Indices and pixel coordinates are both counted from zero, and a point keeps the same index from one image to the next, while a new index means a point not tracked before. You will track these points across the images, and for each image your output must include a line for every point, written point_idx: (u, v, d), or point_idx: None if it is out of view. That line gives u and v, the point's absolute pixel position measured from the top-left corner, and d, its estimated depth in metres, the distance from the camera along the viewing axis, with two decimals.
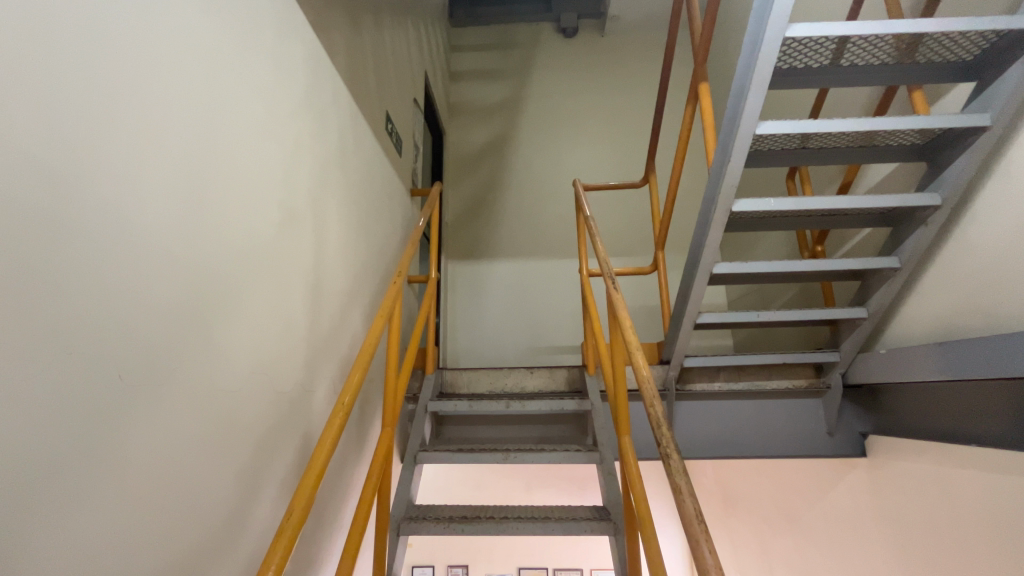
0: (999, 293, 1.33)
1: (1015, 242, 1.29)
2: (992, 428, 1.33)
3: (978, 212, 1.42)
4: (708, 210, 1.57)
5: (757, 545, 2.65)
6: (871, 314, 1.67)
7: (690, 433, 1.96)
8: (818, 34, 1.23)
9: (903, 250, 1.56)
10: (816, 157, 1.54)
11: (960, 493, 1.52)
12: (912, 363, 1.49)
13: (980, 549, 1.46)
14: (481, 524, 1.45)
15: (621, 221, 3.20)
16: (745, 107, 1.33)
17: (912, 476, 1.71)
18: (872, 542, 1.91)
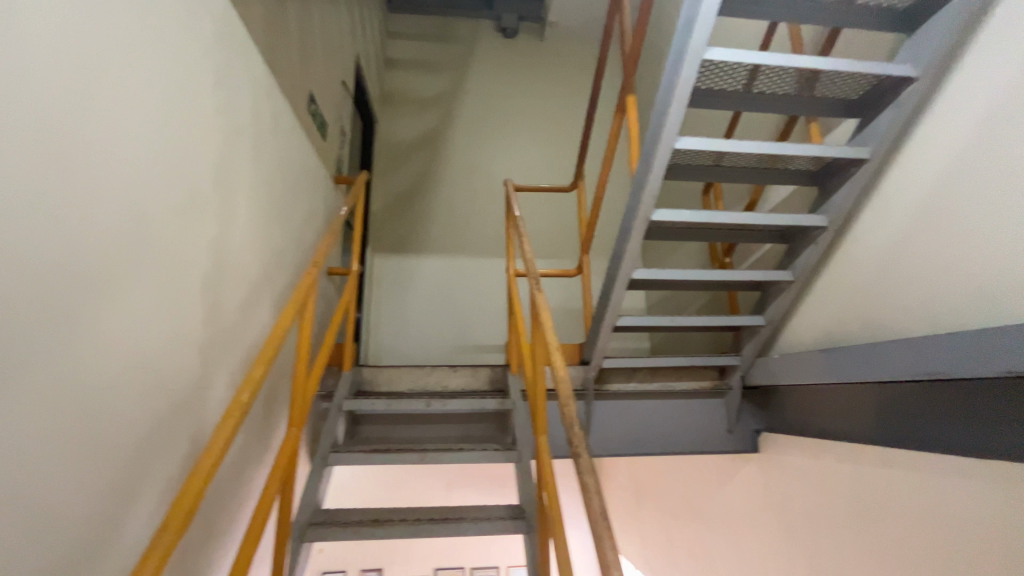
0: (871, 307, 1.51)
1: (886, 263, 1.47)
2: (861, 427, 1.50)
3: (856, 235, 1.60)
4: (628, 217, 1.63)
5: (663, 538, 2.81)
6: (768, 322, 1.83)
7: (606, 432, 2.02)
8: (731, 59, 1.32)
9: (796, 265, 1.71)
10: (728, 174, 1.65)
11: (832, 484, 1.71)
12: (801, 367, 1.65)
13: (845, 532, 1.64)
14: (392, 528, 1.40)
15: (550, 224, 3.26)
16: (666, 122, 1.39)
17: (795, 470, 1.88)
18: (760, 531, 2.08)
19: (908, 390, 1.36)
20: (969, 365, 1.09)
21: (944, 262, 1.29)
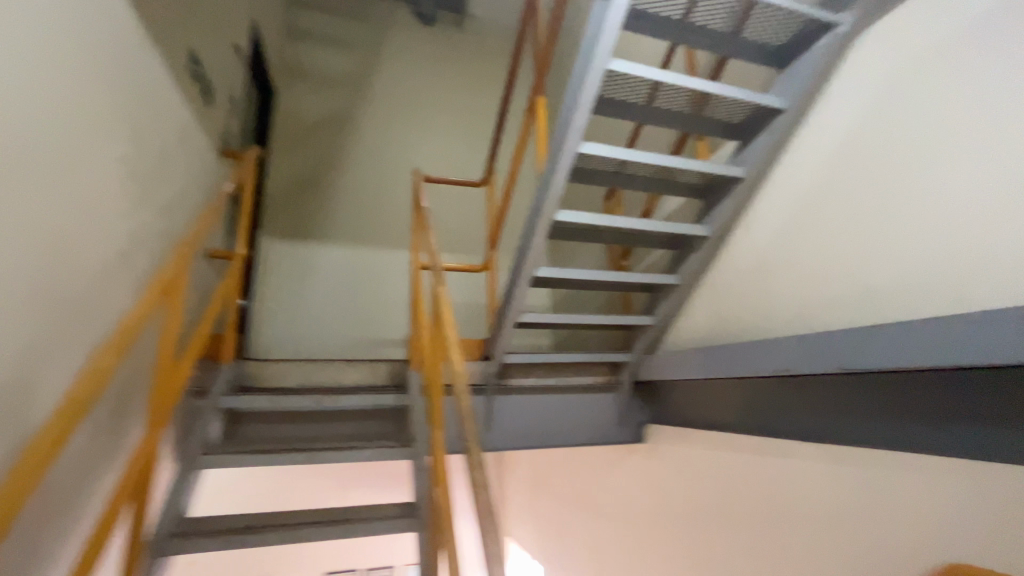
0: (742, 311, 1.70)
1: (756, 272, 1.66)
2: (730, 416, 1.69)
3: (732, 246, 1.78)
4: (534, 215, 1.66)
5: (557, 526, 2.93)
6: (657, 322, 1.97)
7: (506, 426, 2.05)
8: (633, 72, 1.39)
9: (683, 270, 1.86)
10: (628, 182, 1.75)
11: (702, 469, 1.89)
12: (683, 363, 1.81)
13: (711, 511, 1.83)
14: (271, 534, 1.29)
15: (460, 218, 3.24)
16: (572, 125, 1.44)
17: (673, 458, 2.06)
18: (642, 515, 2.25)
19: (771, 382, 1.54)
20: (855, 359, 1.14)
21: (803, 276, 1.49)
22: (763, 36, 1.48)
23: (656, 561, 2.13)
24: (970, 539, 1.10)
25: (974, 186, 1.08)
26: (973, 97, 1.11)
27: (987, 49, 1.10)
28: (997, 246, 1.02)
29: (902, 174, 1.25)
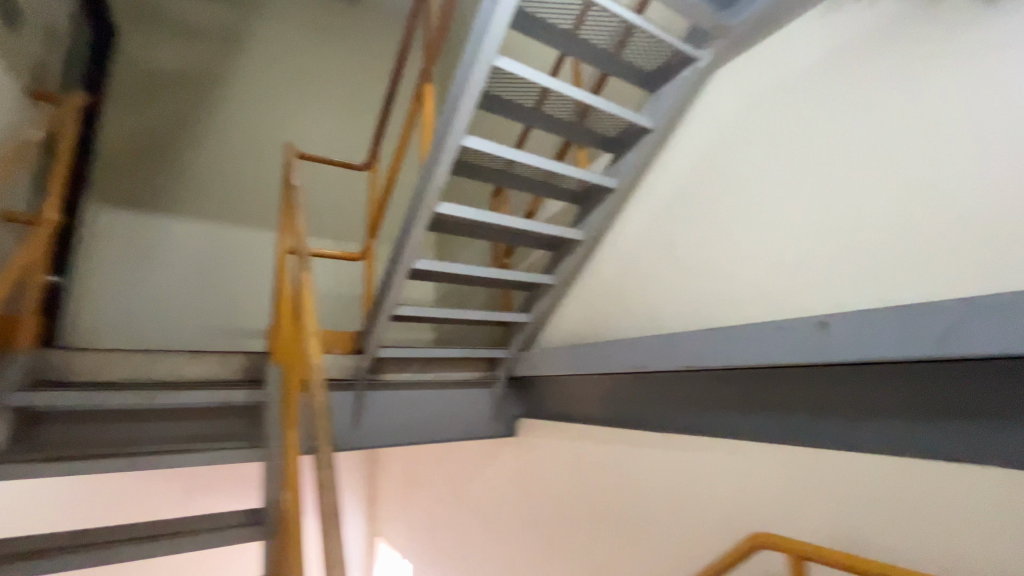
0: (609, 312, 1.83)
1: (622, 277, 1.79)
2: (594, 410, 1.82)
3: (603, 251, 1.90)
4: (415, 204, 1.60)
5: (429, 523, 2.91)
6: (533, 320, 2.04)
7: (376, 423, 1.97)
8: (520, 72, 1.41)
9: (558, 271, 1.95)
10: (513, 181, 1.77)
11: (566, 460, 1.99)
12: (554, 360, 1.89)
13: (571, 500, 1.94)
14: (67, 558, 1.09)
15: (341, 203, 3.05)
16: (457, 116, 1.41)
17: (541, 450, 2.14)
18: (510, 506, 2.31)
19: (629, 380, 1.71)
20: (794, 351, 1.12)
21: (663, 283, 1.64)
22: (640, 59, 1.59)
23: (521, 551, 2.20)
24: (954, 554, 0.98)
25: (866, 207, 1.18)
26: (780, 151, 1.37)
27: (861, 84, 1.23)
28: (781, 276, 1.32)
29: (727, 203, 1.49)
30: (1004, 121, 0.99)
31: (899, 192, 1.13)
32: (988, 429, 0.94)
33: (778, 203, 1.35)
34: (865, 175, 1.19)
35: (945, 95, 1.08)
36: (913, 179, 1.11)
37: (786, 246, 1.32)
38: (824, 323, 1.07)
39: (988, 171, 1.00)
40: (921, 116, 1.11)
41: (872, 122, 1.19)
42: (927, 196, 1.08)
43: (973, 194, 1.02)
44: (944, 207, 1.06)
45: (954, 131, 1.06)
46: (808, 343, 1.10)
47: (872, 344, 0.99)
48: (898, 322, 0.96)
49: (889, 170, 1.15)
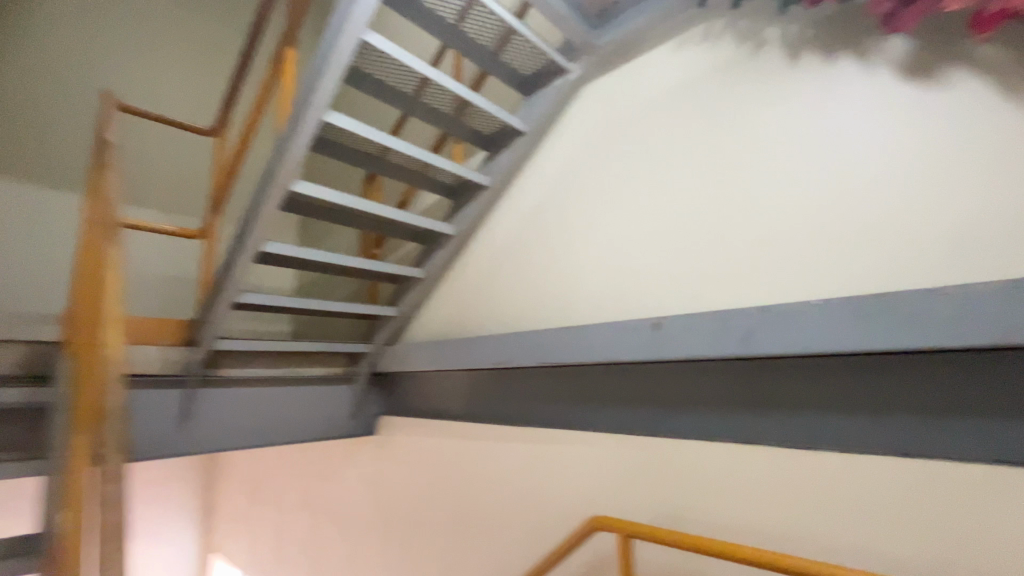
0: (475, 309, 1.84)
1: (490, 275, 1.81)
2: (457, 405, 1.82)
3: (473, 247, 1.90)
4: (266, 181, 1.44)
5: (274, 532, 2.65)
6: (399, 314, 1.96)
7: (208, 424, 1.73)
8: (392, 53, 1.34)
9: (427, 265, 1.90)
10: (385, 169, 1.67)
11: (424, 458, 1.95)
12: (418, 356, 1.85)
13: (428, 498, 1.91)
14: None
15: (181, 171, 2.65)
16: (320, 89, 1.30)
17: (400, 449, 2.06)
18: (365, 509, 2.20)
19: (489, 375, 1.73)
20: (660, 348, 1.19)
21: (530, 283, 1.68)
22: (523, 65, 1.60)
23: (374, 555, 2.11)
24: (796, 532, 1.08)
25: (806, 209, 1.12)
26: (628, 168, 1.46)
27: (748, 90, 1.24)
28: (619, 282, 1.43)
29: (581, 211, 1.56)
30: (828, 153, 1.11)
31: (857, 191, 1.06)
32: (763, 416, 1.15)
33: (622, 216, 1.45)
34: (799, 176, 1.14)
35: (844, 104, 1.10)
36: (864, 177, 1.06)
37: (624, 256, 1.43)
38: (659, 324, 1.20)
39: (775, 204, 1.17)
40: (836, 121, 1.11)
41: (743, 134, 1.24)
42: (730, 222, 1.23)
43: (860, 203, 1.06)
44: (896, 207, 1.01)
45: (756, 167, 1.21)
46: (644, 342, 1.22)
47: (694, 345, 1.14)
48: (715, 325, 1.11)
49: (824, 170, 1.11)
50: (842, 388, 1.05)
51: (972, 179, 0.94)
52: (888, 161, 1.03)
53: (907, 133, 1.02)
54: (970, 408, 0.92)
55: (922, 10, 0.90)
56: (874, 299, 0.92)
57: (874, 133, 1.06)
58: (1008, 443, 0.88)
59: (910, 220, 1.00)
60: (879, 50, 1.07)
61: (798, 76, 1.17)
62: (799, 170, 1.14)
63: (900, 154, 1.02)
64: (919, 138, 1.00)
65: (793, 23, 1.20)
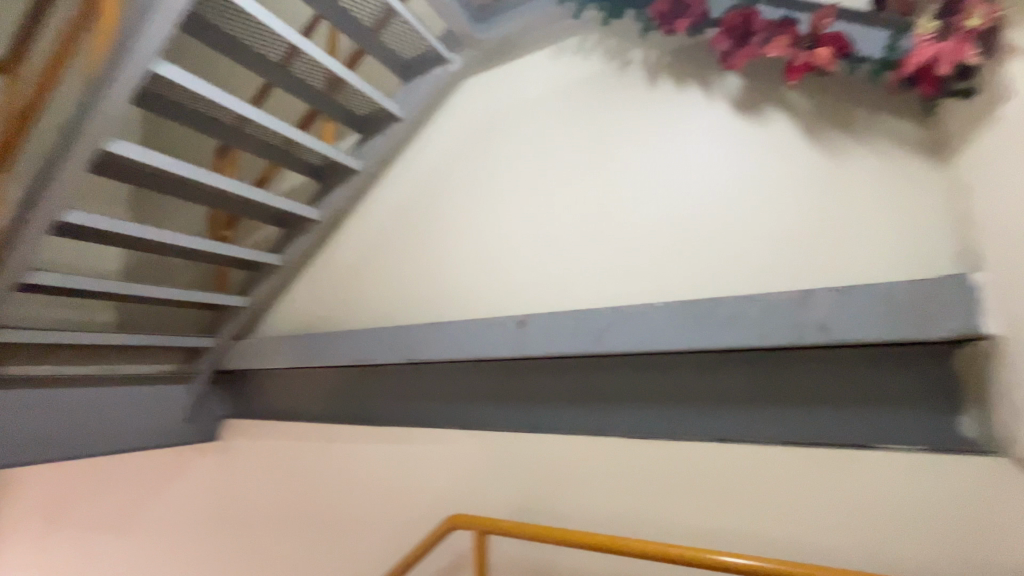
0: (341, 303, 1.71)
1: (359, 266, 1.70)
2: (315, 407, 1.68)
3: (342, 236, 1.77)
4: (68, 135, 1.17)
5: (80, 561, 2.22)
6: (250, 305, 1.75)
7: None
8: (245, 6, 1.17)
9: (286, 252, 1.72)
10: (236, 140, 1.46)
11: (274, 465, 1.76)
12: (270, 353, 1.67)
13: (277, 509, 1.73)
14: None
15: None
16: (146, 33, 1.09)
17: (246, 457, 1.84)
18: (200, 526, 1.93)
19: (353, 373, 1.62)
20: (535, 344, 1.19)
21: (402, 278, 1.60)
22: (403, 48, 1.51)
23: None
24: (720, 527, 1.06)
25: (736, 208, 1.14)
26: (504, 167, 1.47)
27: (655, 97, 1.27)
28: (489, 281, 1.43)
29: (456, 206, 1.53)
30: (727, 160, 1.16)
31: (792, 191, 1.09)
32: (611, 408, 1.21)
33: (495, 215, 1.46)
34: (725, 177, 1.16)
35: (741, 115, 1.16)
36: (799, 177, 1.08)
37: (495, 256, 1.43)
38: (524, 322, 1.22)
39: (683, 205, 1.19)
40: (747, 127, 1.15)
41: (643, 137, 1.27)
42: (621, 223, 1.26)
43: (791, 203, 1.09)
44: (830, 206, 1.05)
45: (648, 173, 1.25)
46: (509, 340, 1.23)
47: (554, 342, 1.17)
48: (574, 322, 1.16)
49: (747, 173, 1.14)
50: (677, 381, 1.14)
51: (896, 180, 1.00)
52: (720, 183, 1.16)
53: (821, 137, 1.08)
54: (775, 395, 1.05)
55: (749, 54, 1.03)
56: (805, 294, 0.94)
57: (711, 157, 1.18)
58: (938, 429, 0.92)
59: (836, 220, 1.04)
60: (717, 85, 1.20)
61: (655, 98, 1.27)
62: (690, 178, 1.20)
63: (826, 155, 1.07)
64: (750, 163, 1.14)
65: (653, 49, 1.30)
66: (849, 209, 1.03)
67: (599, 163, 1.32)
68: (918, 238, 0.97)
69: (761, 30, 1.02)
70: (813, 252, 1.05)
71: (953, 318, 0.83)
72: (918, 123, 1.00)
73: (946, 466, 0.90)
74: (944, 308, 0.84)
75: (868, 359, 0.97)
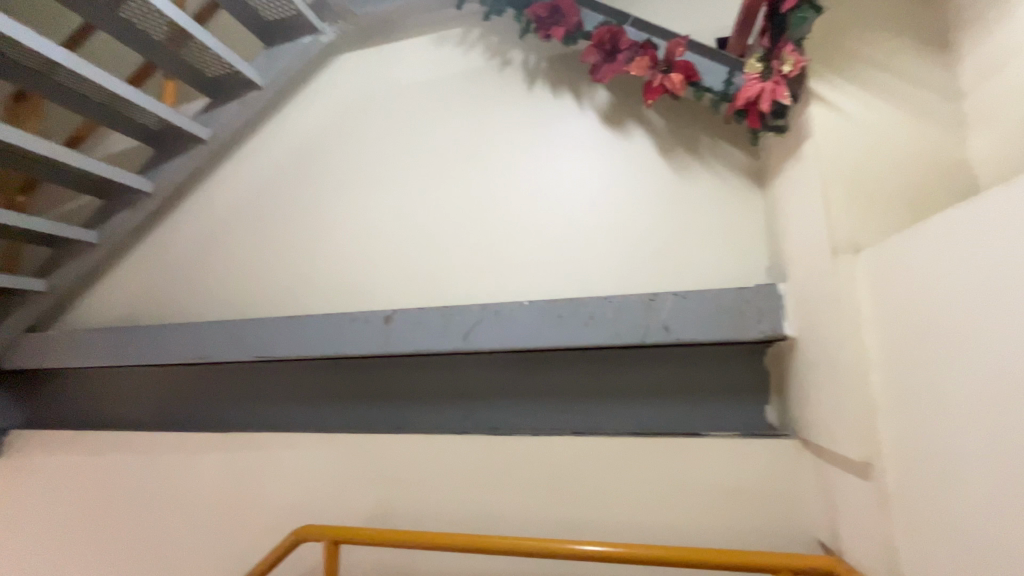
0: (179, 291, 1.49)
1: (203, 250, 1.49)
2: (145, 411, 1.46)
3: (183, 214, 1.53)
4: None
5: None
6: (51, 290, 1.45)
7: None
8: None
9: (105, 228, 1.44)
10: (35, 86, 1.17)
11: (74, 484, 1.45)
12: (77, 348, 1.38)
13: (74, 543, 1.42)
14: None
15: None
16: None
17: (33, 477, 1.49)
18: None
19: (199, 372, 1.44)
20: (400, 340, 1.14)
21: (255, 265, 1.43)
22: (265, 8, 1.34)
23: None
24: (569, 523, 1.08)
25: (592, 214, 1.21)
26: (376, 153, 1.39)
27: (532, 100, 1.30)
28: (356, 274, 1.34)
29: (321, 190, 1.41)
30: (589, 168, 1.23)
31: (639, 203, 1.19)
32: (477, 406, 1.21)
33: (365, 204, 1.37)
34: (584, 183, 1.23)
35: (604, 126, 1.24)
36: (645, 191, 1.19)
37: (363, 247, 1.35)
38: (389, 318, 1.15)
39: (549, 207, 1.24)
40: (608, 138, 1.23)
41: (516, 137, 1.29)
42: (493, 220, 1.27)
43: (636, 214, 1.19)
44: (667, 220, 1.17)
45: (521, 172, 1.27)
46: (373, 336, 1.16)
47: (421, 339, 1.13)
48: (441, 320, 1.13)
49: (605, 182, 1.22)
50: (539, 378, 1.18)
51: (719, 201, 1.15)
52: (587, 189, 1.22)
53: (664, 157, 1.19)
54: (624, 390, 1.13)
55: (615, 70, 1.10)
56: (645, 299, 1.02)
57: (580, 163, 1.24)
58: (747, 417, 1.07)
59: (672, 232, 1.16)
60: (588, 95, 1.26)
61: (531, 101, 1.30)
62: (559, 181, 1.24)
63: (665, 172, 1.18)
64: (612, 174, 1.22)
65: (531, 52, 1.32)
66: (692, 222, 1.15)
67: (475, 160, 1.31)
68: (742, 252, 1.12)
69: (626, 49, 1.09)
70: (662, 259, 1.15)
71: (763, 321, 0.97)
72: (747, 153, 1.15)
73: (760, 451, 1.01)
74: (754, 314, 0.97)
75: (692, 357, 1.11)
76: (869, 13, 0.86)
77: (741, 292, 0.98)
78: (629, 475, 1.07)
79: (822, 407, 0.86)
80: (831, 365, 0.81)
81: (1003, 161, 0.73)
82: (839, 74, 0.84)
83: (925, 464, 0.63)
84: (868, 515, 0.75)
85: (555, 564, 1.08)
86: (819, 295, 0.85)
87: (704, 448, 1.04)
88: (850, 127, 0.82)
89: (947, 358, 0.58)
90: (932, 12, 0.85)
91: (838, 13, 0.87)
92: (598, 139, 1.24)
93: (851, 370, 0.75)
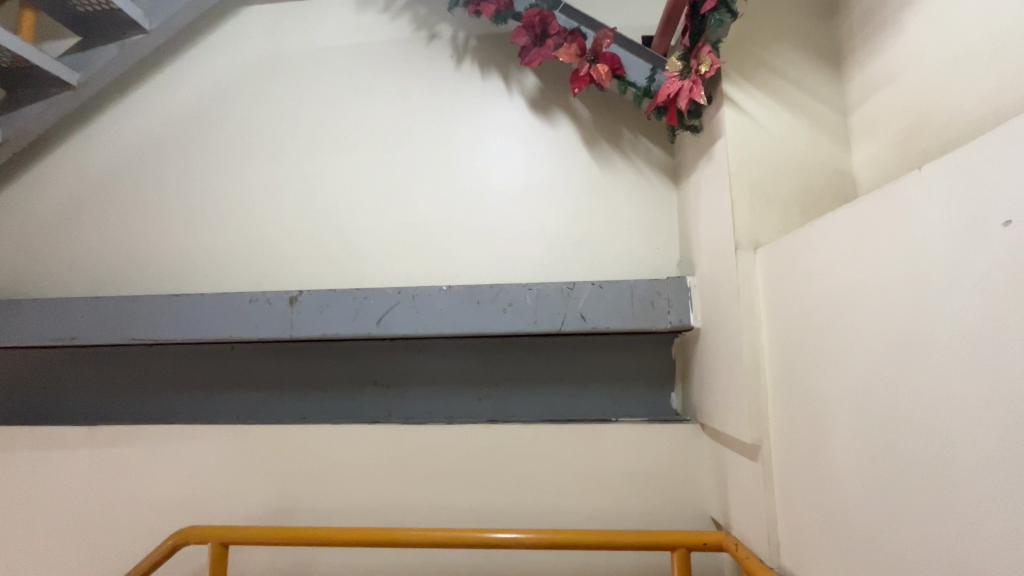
0: (36, 261, 1.27)
1: (70, 215, 1.28)
2: None
3: (45, 171, 1.31)
4: None
5: None
6: None
7: None
8: None
9: None
10: None
11: None
12: None
13: None
14: None
15: None
16: None
17: None
18: None
19: (63, 356, 1.25)
20: (306, 324, 1.05)
21: (137, 234, 1.25)
22: None
23: None
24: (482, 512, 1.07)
25: (516, 200, 1.19)
26: (286, 119, 1.27)
27: (460, 77, 1.25)
28: (258, 250, 1.22)
29: (219, 154, 1.27)
30: (515, 153, 1.21)
31: (562, 192, 1.19)
32: (389, 394, 1.16)
33: (271, 175, 1.25)
34: (509, 167, 1.21)
35: (531, 111, 1.23)
36: (568, 181, 1.19)
37: (269, 221, 1.23)
38: (294, 300, 1.06)
39: (472, 189, 1.20)
40: (536, 124, 1.22)
41: (441, 114, 1.24)
42: (414, 200, 1.21)
43: (559, 203, 1.19)
44: (588, 211, 1.18)
45: (445, 153, 1.22)
46: (275, 319, 1.06)
47: (329, 323, 1.05)
48: (353, 303, 1.06)
49: (530, 169, 1.20)
50: (455, 364, 1.16)
51: (637, 196, 1.18)
52: (512, 174, 1.20)
53: (588, 148, 1.20)
54: (539, 377, 1.14)
55: (543, 54, 1.09)
56: (564, 287, 1.03)
57: (505, 148, 1.22)
58: (653, 404, 1.12)
59: (592, 223, 1.18)
60: (517, 79, 1.24)
61: (458, 79, 1.25)
62: (484, 163, 1.21)
63: (588, 164, 1.20)
64: (537, 161, 1.21)
65: (461, 28, 1.27)
66: (611, 214, 1.18)
67: (397, 136, 1.24)
68: (657, 247, 1.16)
69: (555, 35, 1.09)
70: (581, 249, 1.17)
71: (671, 311, 1.02)
72: (665, 151, 1.19)
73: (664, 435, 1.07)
74: (664, 305, 1.02)
75: (606, 346, 1.14)
76: (777, 26, 0.92)
77: (652, 284, 1.02)
78: (542, 462, 1.08)
79: (720, 394, 0.91)
80: (729, 354, 0.86)
81: (880, 174, 0.81)
82: (749, 80, 0.89)
83: (805, 445, 0.69)
84: (756, 494, 0.81)
85: (466, 553, 1.06)
86: (722, 290, 0.90)
87: (614, 434, 1.08)
88: (756, 132, 0.87)
89: (828, 347, 0.63)
90: (830, 33, 0.92)
91: (751, 24, 0.91)
92: (525, 124, 1.22)
93: (747, 359, 0.81)
